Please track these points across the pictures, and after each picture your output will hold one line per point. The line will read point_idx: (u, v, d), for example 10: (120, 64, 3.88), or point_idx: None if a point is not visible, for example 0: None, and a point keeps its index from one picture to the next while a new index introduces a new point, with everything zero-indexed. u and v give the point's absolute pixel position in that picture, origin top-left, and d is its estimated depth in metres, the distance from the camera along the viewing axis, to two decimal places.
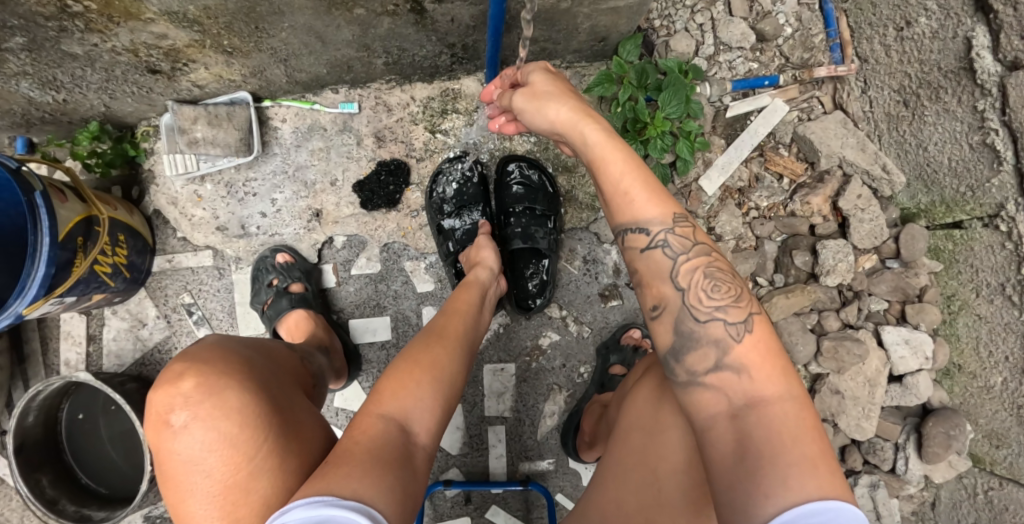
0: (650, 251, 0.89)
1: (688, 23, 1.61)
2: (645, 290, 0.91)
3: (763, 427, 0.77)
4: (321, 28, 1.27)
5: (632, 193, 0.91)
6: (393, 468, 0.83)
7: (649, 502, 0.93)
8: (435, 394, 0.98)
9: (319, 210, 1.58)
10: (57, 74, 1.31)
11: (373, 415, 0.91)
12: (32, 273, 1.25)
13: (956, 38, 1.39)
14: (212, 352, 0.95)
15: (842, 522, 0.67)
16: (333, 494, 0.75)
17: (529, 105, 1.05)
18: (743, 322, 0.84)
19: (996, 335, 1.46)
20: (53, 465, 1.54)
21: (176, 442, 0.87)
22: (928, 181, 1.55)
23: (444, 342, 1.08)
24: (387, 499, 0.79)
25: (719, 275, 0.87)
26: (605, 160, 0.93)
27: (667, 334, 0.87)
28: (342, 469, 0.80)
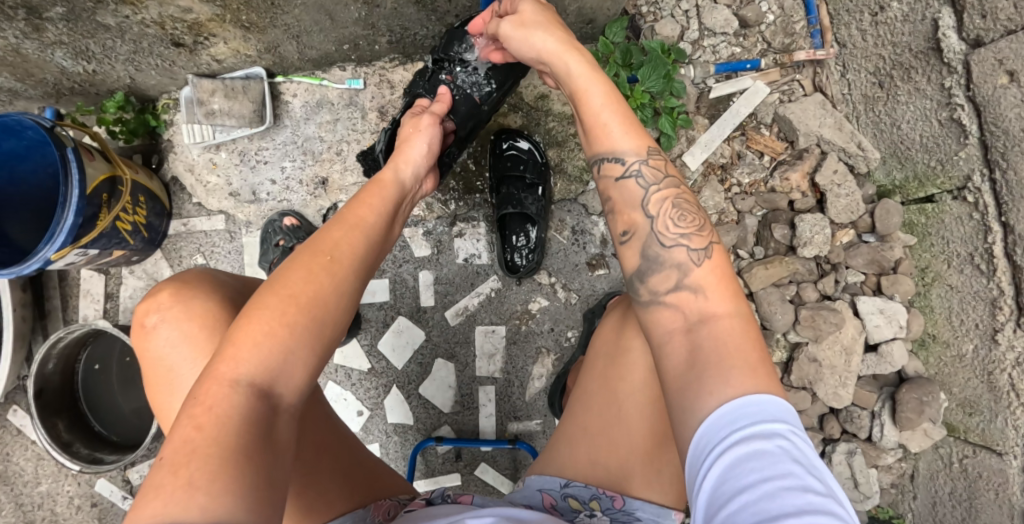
0: (624, 180, 0.99)
1: (674, 10, 1.71)
2: (617, 217, 1.01)
3: (712, 338, 0.86)
4: (329, 4, 1.39)
5: (609, 125, 1.00)
6: (249, 458, 0.70)
7: (611, 421, 1.14)
8: (315, 342, 0.85)
9: (325, 178, 1.70)
10: (90, 44, 1.44)
11: (224, 382, 0.76)
12: (61, 221, 1.37)
13: (924, 20, 1.47)
14: (193, 274, 1.07)
15: (771, 412, 0.76)
16: (179, 520, 0.61)
17: (517, 31, 1.10)
18: (704, 249, 0.94)
19: (967, 304, 1.52)
20: (69, 412, 1.65)
21: (151, 341, 0.99)
22: (902, 158, 1.62)
23: (327, 269, 0.89)
24: (250, 493, 0.67)
25: (685, 206, 0.97)
26: (587, 91, 1.02)
27: (634, 257, 0.97)
28: (182, 473, 0.65)
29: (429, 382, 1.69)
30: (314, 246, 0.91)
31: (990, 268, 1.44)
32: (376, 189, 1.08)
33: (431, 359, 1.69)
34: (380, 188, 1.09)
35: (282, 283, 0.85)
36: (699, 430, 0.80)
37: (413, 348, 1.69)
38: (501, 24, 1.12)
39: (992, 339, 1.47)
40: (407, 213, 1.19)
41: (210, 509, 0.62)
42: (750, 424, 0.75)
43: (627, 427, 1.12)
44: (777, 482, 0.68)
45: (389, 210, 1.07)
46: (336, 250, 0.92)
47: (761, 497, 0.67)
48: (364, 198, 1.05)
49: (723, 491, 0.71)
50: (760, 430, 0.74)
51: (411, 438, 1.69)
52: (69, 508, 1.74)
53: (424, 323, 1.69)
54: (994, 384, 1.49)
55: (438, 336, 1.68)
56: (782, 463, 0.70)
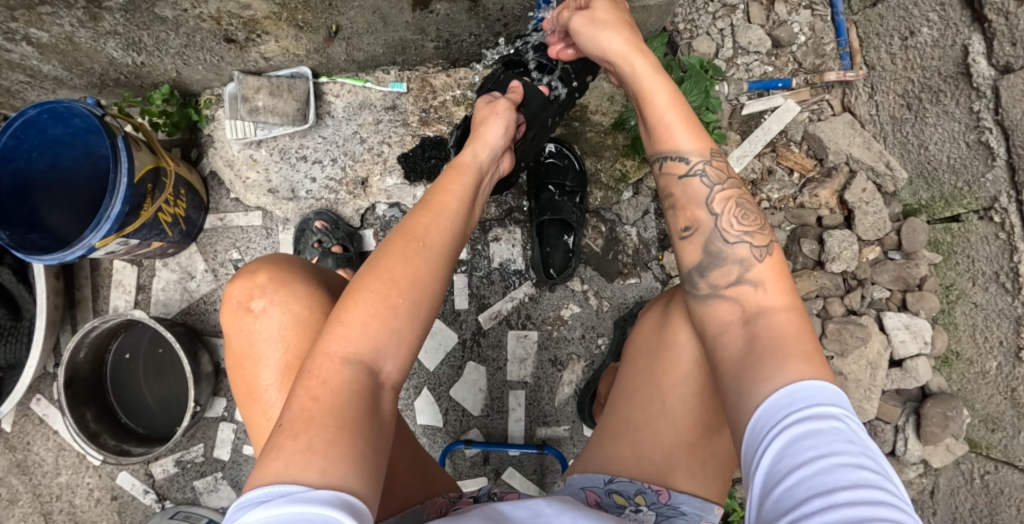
0: (688, 177, 0.99)
1: (710, 28, 1.76)
2: (677, 213, 1.01)
3: (770, 329, 0.87)
4: (385, 8, 1.42)
5: (671, 123, 1.01)
6: (361, 432, 0.75)
7: (655, 416, 1.07)
8: (414, 324, 0.88)
9: (364, 179, 1.72)
10: (143, 36, 1.47)
11: (336, 359, 0.81)
12: (109, 210, 1.38)
13: (954, 46, 1.53)
14: (285, 259, 1.07)
15: (825, 396, 0.75)
16: (299, 485, 0.65)
17: (587, 28, 1.11)
18: (765, 247, 0.95)
19: (992, 321, 1.56)
20: (97, 403, 1.64)
21: (256, 323, 0.98)
22: (929, 178, 1.67)
23: (422, 256, 0.91)
24: (358, 470, 0.70)
25: (748, 205, 0.97)
26: (652, 91, 1.03)
27: (696, 252, 0.97)
28: (302, 438, 0.70)
29: (460, 384, 1.69)
30: (408, 232, 0.94)
31: (1015, 286, 1.48)
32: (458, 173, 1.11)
33: (462, 361, 1.69)
34: (460, 172, 1.11)
35: (384, 264, 0.89)
36: (757, 412, 0.79)
37: (445, 350, 1.69)
38: (573, 17, 1.14)
39: (1016, 357, 1.50)
40: (485, 195, 1.21)
41: (325, 476, 0.67)
42: (807, 406, 0.74)
43: (673, 421, 1.05)
44: (833, 459, 0.65)
45: (470, 195, 1.07)
46: (426, 234, 0.95)
47: (817, 472, 0.65)
48: (450, 180, 1.08)
49: (778, 469, 0.69)
50: (815, 412, 0.73)
51: (440, 440, 1.69)
52: (88, 501, 1.72)
53: (457, 325, 1.69)
54: (1018, 401, 1.52)
55: (470, 338, 1.69)
56: (839, 441, 0.68)
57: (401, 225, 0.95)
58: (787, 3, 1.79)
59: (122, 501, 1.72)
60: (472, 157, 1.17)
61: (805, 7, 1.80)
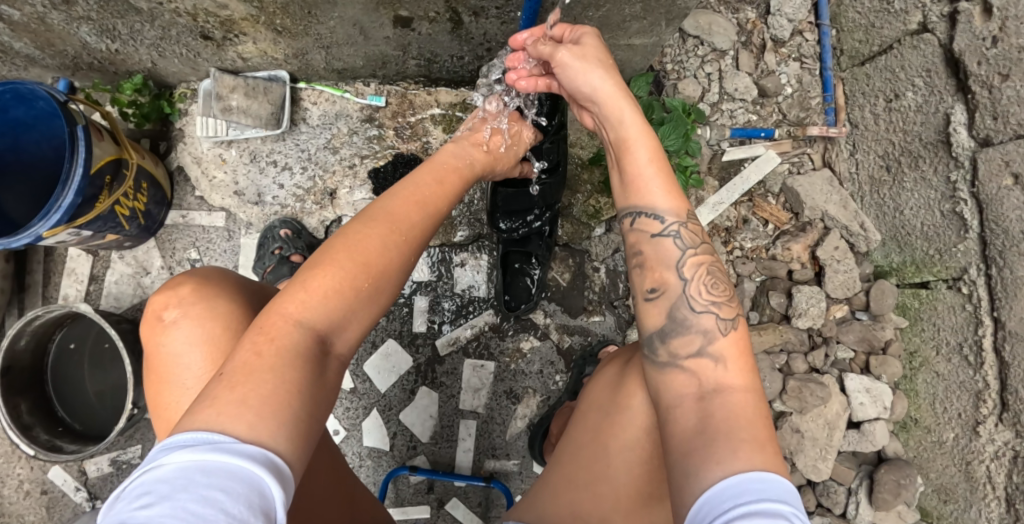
0: (661, 238, 0.98)
1: (697, 71, 1.75)
2: (645, 273, 0.98)
3: (725, 409, 0.84)
4: (366, 22, 1.41)
5: (650, 182, 1.02)
6: (301, 395, 0.74)
7: (598, 477, 1.03)
8: (371, 307, 0.90)
9: (333, 190, 1.68)
10: (118, 24, 1.43)
11: (289, 321, 0.80)
12: (60, 200, 1.33)
13: (937, 113, 1.53)
14: (215, 273, 1.03)
15: (776, 490, 0.72)
16: (227, 435, 0.64)
17: (575, 61, 1.09)
18: (730, 320, 0.93)
19: (952, 392, 1.55)
20: (34, 393, 1.57)
21: (166, 335, 0.95)
22: (902, 242, 1.65)
23: (397, 247, 0.94)
24: (289, 430, 0.70)
25: (718, 274, 0.96)
26: (634, 143, 1.05)
27: (659, 316, 0.94)
28: (238, 390, 0.70)
29: (411, 409, 1.65)
30: (386, 220, 0.95)
31: (978, 360, 1.47)
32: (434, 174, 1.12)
33: (415, 385, 1.65)
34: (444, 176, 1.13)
35: (356, 243, 0.90)
36: (702, 496, 0.76)
37: (398, 374, 1.64)
38: (559, 52, 1.10)
39: (974, 430, 1.49)
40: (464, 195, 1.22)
41: (253, 431, 0.66)
42: (756, 500, 0.70)
43: (614, 485, 1.01)
44: None
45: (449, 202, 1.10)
46: (404, 228, 0.97)
47: None
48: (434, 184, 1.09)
49: None
50: (761, 507, 0.69)
51: (384, 463, 1.64)
52: (17, 492, 1.66)
53: (413, 349, 1.65)
54: (972, 475, 1.51)
55: (425, 364, 1.65)
56: None
57: (381, 207, 0.97)
58: (777, 54, 1.79)
59: (52, 497, 1.65)
60: (463, 162, 1.20)
61: (794, 59, 1.80)
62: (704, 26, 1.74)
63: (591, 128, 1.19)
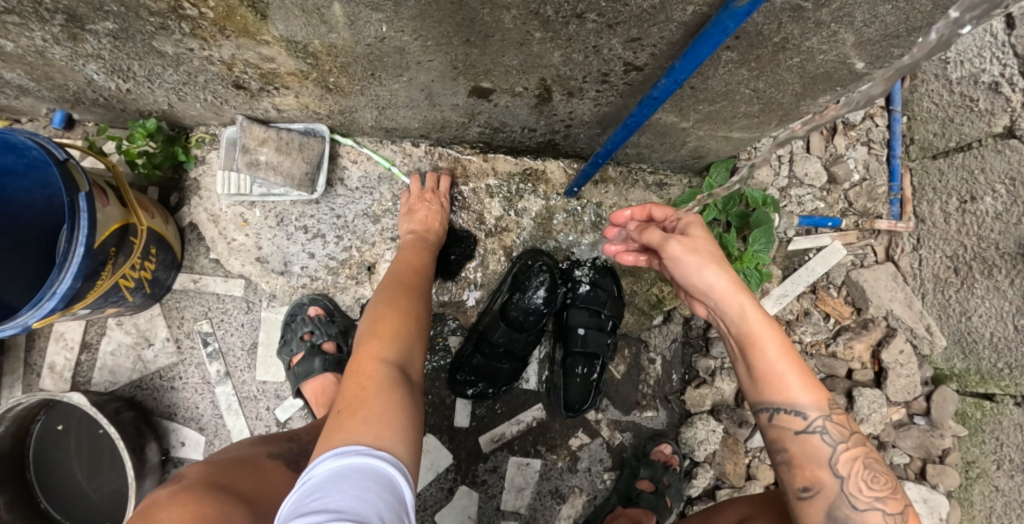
0: (807, 434, 0.89)
1: (768, 153, 1.65)
2: (794, 468, 0.90)
3: None
4: (434, 88, 1.24)
5: (788, 378, 0.89)
6: (403, 406, 0.93)
7: None
8: (421, 339, 1.11)
9: (372, 264, 1.49)
10: (133, 66, 1.21)
11: (375, 360, 1.00)
12: (55, 285, 1.09)
13: (1019, 225, 1.45)
14: (174, 507, 0.77)
15: None
16: (361, 444, 0.82)
17: (687, 256, 0.93)
18: (900, 514, 0.86)
19: (1012, 510, 1.50)
20: (11, 487, 1.31)
21: None
22: (966, 348, 1.59)
23: (417, 294, 1.18)
24: (402, 439, 0.87)
25: (877, 464, 0.88)
26: (764, 341, 0.89)
27: (818, 517, 0.87)
28: (357, 415, 0.88)
29: (448, 510, 1.49)
30: (403, 278, 1.22)
31: None
32: (418, 248, 1.34)
33: (454, 484, 1.49)
34: (421, 251, 1.33)
35: (390, 300, 1.13)
36: None
37: (436, 471, 1.48)
38: (664, 242, 0.95)
39: None
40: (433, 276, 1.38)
41: (380, 440, 0.83)
42: None
43: None
44: None
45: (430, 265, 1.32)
46: (416, 279, 1.24)
47: None
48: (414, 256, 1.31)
49: None
50: None
51: None
52: None
53: (454, 445, 1.49)
54: None
55: (466, 460, 1.49)
56: None
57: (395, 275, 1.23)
58: (846, 136, 1.72)
59: None
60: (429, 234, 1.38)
61: (862, 144, 1.73)
62: None
63: (698, 315, 1.02)
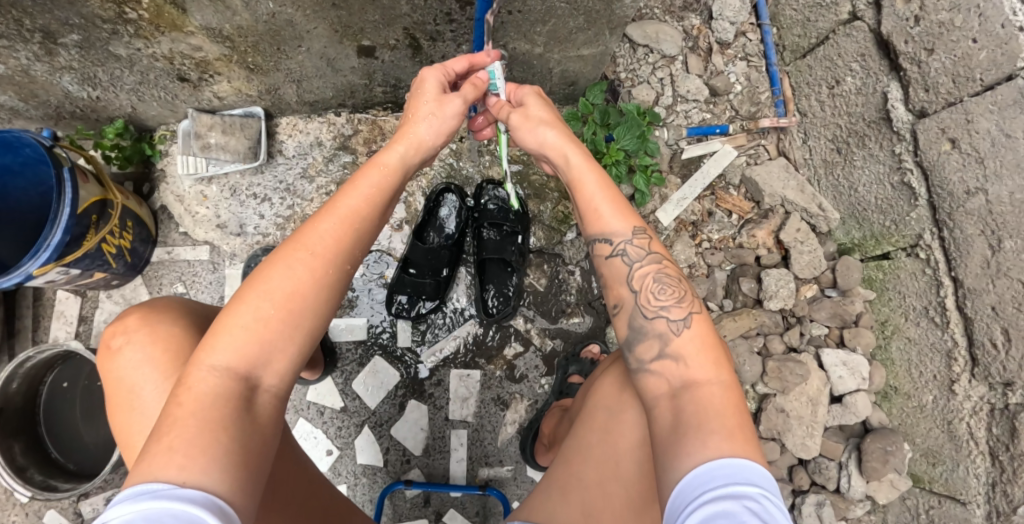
0: (612, 258, 1.14)
1: (650, 77, 1.86)
2: (608, 290, 1.16)
3: (693, 404, 0.99)
4: (331, 54, 1.51)
5: (601, 209, 1.15)
6: (224, 428, 0.88)
7: (609, 476, 1.22)
8: (305, 333, 1.00)
9: (312, 216, 1.77)
10: (98, 72, 1.48)
11: (203, 368, 0.92)
12: (48, 238, 1.37)
13: (875, 93, 1.63)
14: (164, 301, 1.15)
15: (746, 476, 0.87)
16: (163, 483, 0.80)
17: (520, 120, 1.26)
18: (683, 319, 1.07)
19: (925, 356, 1.59)
20: (27, 435, 1.58)
21: (116, 359, 1.06)
22: (860, 218, 1.73)
23: (319, 272, 1.00)
24: (220, 466, 0.84)
25: (666, 280, 1.11)
26: (581, 178, 1.18)
27: (624, 327, 1.11)
28: (165, 439, 0.84)
29: (402, 423, 1.69)
30: (297, 241, 1.02)
31: (944, 320, 1.52)
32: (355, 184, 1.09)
33: (404, 399, 1.70)
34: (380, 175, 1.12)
35: (257, 280, 0.98)
36: (678, 487, 0.92)
37: (387, 389, 1.70)
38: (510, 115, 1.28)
39: (950, 389, 1.53)
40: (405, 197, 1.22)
41: (185, 471, 0.81)
42: (720, 485, 0.87)
43: (622, 480, 1.20)
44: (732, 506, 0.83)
45: (379, 209, 1.10)
46: (314, 244, 1.02)
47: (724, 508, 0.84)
48: (366, 194, 1.08)
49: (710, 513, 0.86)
50: (727, 491, 0.86)
51: (380, 480, 1.67)
52: None
53: (400, 364, 1.71)
54: (955, 433, 1.53)
55: (412, 376, 1.70)
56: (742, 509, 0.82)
57: (296, 238, 1.02)
58: (723, 55, 1.90)
59: None
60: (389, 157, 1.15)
61: (740, 59, 1.91)
62: (652, 36, 1.84)
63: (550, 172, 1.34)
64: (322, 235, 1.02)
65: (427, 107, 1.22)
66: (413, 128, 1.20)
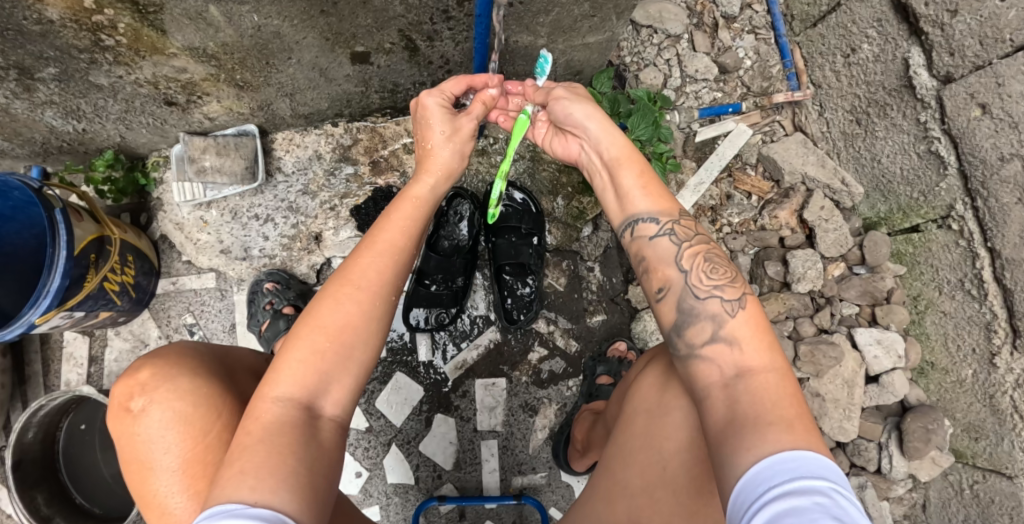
0: (658, 239, 1.06)
1: (656, 59, 1.78)
2: (650, 276, 1.06)
3: (749, 393, 0.89)
4: (324, 64, 1.42)
5: (639, 192, 1.10)
6: (295, 454, 0.83)
7: (655, 481, 1.09)
8: (362, 360, 0.95)
9: (318, 234, 1.71)
10: (81, 104, 1.40)
11: (269, 400, 0.89)
12: (47, 284, 1.31)
13: (895, 60, 1.55)
14: (176, 350, 1.06)
15: (813, 468, 0.76)
16: (238, 502, 0.74)
17: (564, 97, 1.19)
18: (737, 299, 0.97)
19: (962, 329, 1.54)
20: (49, 484, 1.54)
21: (137, 424, 0.97)
22: (885, 192, 1.67)
23: (369, 299, 0.97)
24: (289, 487, 0.79)
25: (717, 259, 1.02)
26: (623, 161, 1.12)
27: (670, 312, 1.01)
28: (236, 465, 0.80)
29: (430, 438, 1.65)
30: (347, 274, 0.98)
31: (981, 293, 1.47)
32: (398, 208, 1.08)
33: (430, 414, 1.65)
34: (412, 204, 1.09)
35: (314, 309, 0.95)
36: (738, 483, 0.80)
37: (411, 405, 1.65)
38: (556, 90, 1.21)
39: (991, 363, 1.48)
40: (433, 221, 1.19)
41: (256, 493, 0.76)
42: (786, 479, 0.75)
43: (672, 485, 1.07)
44: (801, 502, 0.71)
45: (416, 229, 1.07)
46: (364, 275, 0.98)
47: (791, 506, 0.71)
48: (397, 220, 1.05)
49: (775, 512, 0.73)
50: (794, 486, 0.74)
51: (413, 498, 1.64)
52: None
53: (422, 378, 1.66)
54: (998, 407, 1.49)
55: (436, 389, 1.66)
56: (812, 509, 0.69)
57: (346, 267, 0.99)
58: (730, 30, 1.82)
59: None
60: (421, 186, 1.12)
61: (748, 32, 1.83)
62: (655, 16, 1.77)
63: (575, 156, 1.25)
64: (375, 262, 0.99)
65: (437, 131, 1.15)
66: (436, 153, 1.15)
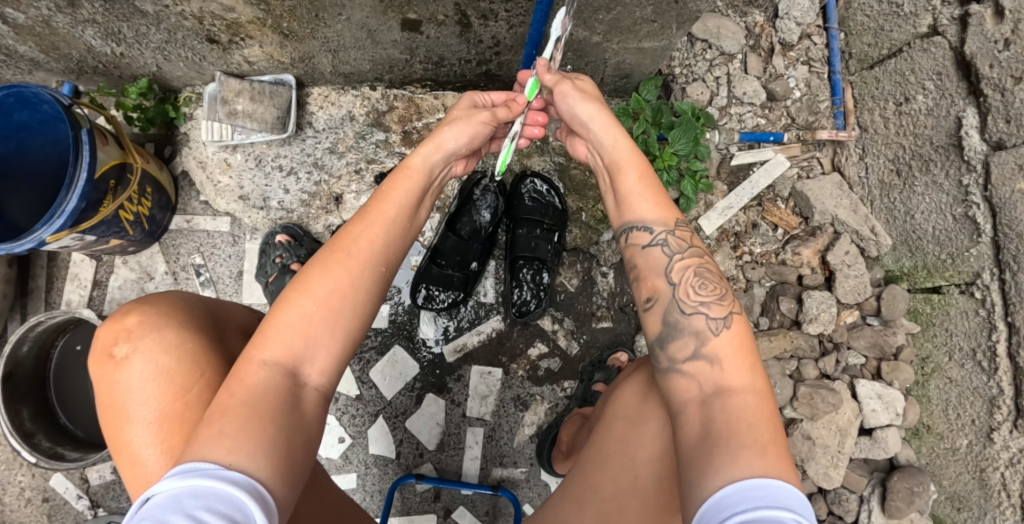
0: (650, 248, 1.03)
1: (706, 75, 1.75)
2: (640, 283, 1.04)
3: (726, 412, 0.87)
4: (373, 26, 1.39)
5: (637, 197, 1.08)
6: (274, 419, 0.82)
7: (625, 488, 1.08)
8: (349, 331, 0.94)
9: (339, 195, 1.70)
10: (123, 28, 1.37)
11: (255, 363, 0.88)
12: (64, 204, 1.29)
13: (948, 116, 1.51)
14: (166, 300, 1.04)
15: (778, 498, 0.75)
16: (212, 462, 0.74)
17: (572, 92, 1.16)
18: (723, 318, 0.95)
19: (965, 399, 1.52)
20: (36, 400, 1.55)
21: (119, 371, 0.96)
22: (912, 247, 1.64)
23: (359, 268, 0.95)
24: (266, 453, 0.78)
25: (707, 275, 0.99)
26: (623, 165, 1.11)
27: (656, 324, 0.99)
28: (215, 425, 0.78)
29: (417, 417, 1.65)
30: (339, 243, 0.97)
31: (992, 366, 1.44)
32: (399, 181, 1.06)
33: (421, 393, 1.65)
34: (412, 178, 1.07)
35: (304, 275, 0.93)
36: (703, 505, 0.80)
37: (405, 380, 1.65)
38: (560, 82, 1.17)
39: (988, 436, 1.46)
40: (434, 197, 1.17)
41: (233, 455, 0.75)
42: (751, 507, 0.74)
43: (641, 495, 1.06)
44: None
45: (414, 203, 1.05)
46: (356, 244, 0.97)
47: None
48: (395, 193, 1.04)
49: None
50: (760, 514, 0.73)
51: (391, 472, 1.64)
52: (18, 500, 1.61)
53: (418, 355, 1.65)
54: (986, 482, 1.48)
55: (431, 368, 1.65)
56: None
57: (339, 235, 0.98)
58: (785, 57, 1.78)
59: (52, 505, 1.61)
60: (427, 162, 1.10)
61: (802, 63, 1.79)
62: (712, 31, 1.73)
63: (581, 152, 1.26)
64: (367, 231, 0.98)
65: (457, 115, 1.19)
66: (442, 132, 1.14)
